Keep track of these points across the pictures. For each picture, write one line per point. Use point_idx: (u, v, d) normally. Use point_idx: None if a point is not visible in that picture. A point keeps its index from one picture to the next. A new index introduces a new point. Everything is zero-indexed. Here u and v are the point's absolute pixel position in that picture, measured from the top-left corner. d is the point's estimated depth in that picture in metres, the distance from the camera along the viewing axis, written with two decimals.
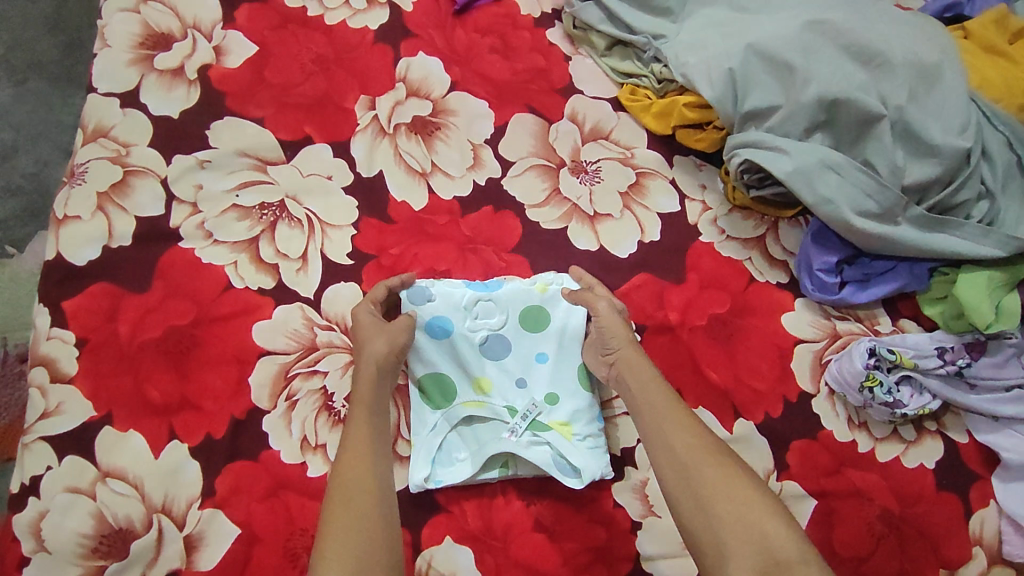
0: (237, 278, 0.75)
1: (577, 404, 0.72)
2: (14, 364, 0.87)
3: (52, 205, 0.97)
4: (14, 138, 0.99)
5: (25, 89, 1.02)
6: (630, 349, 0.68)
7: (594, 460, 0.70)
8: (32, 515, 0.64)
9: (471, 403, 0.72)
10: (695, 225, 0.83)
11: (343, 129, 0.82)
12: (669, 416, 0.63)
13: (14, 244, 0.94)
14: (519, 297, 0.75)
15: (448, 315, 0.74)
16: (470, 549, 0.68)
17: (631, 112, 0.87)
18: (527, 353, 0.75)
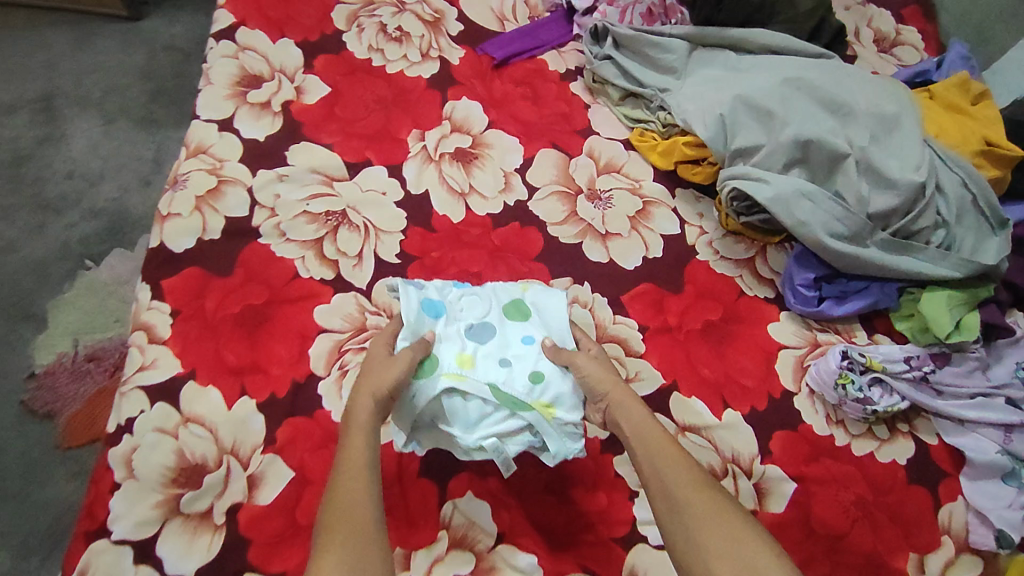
0: (304, 269, 0.90)
1: (562, 387, 0.76)
2: (82, 362, 1.22)
3: (123, 227, 1.39)
4: (101, 168, 1.44)
5: (114, 128, 1.48)
6: (620, 394, 0.75)
7: (566, 437, 0.75)
8: (125, 449, 0.77)
9: (451, 376, 0.75)
10: (693, 246, 0.97)
11: (397, 155, 0.99)
12: (663, 460, 0.69)
13: (92, 258, 1.35)
14: (504, 292, 0.84)
15: (440, 300, 0.81)
16: (488, 504, 0.78)
17: (639, 151, 1.02)
18: (509, 337, 0.79)
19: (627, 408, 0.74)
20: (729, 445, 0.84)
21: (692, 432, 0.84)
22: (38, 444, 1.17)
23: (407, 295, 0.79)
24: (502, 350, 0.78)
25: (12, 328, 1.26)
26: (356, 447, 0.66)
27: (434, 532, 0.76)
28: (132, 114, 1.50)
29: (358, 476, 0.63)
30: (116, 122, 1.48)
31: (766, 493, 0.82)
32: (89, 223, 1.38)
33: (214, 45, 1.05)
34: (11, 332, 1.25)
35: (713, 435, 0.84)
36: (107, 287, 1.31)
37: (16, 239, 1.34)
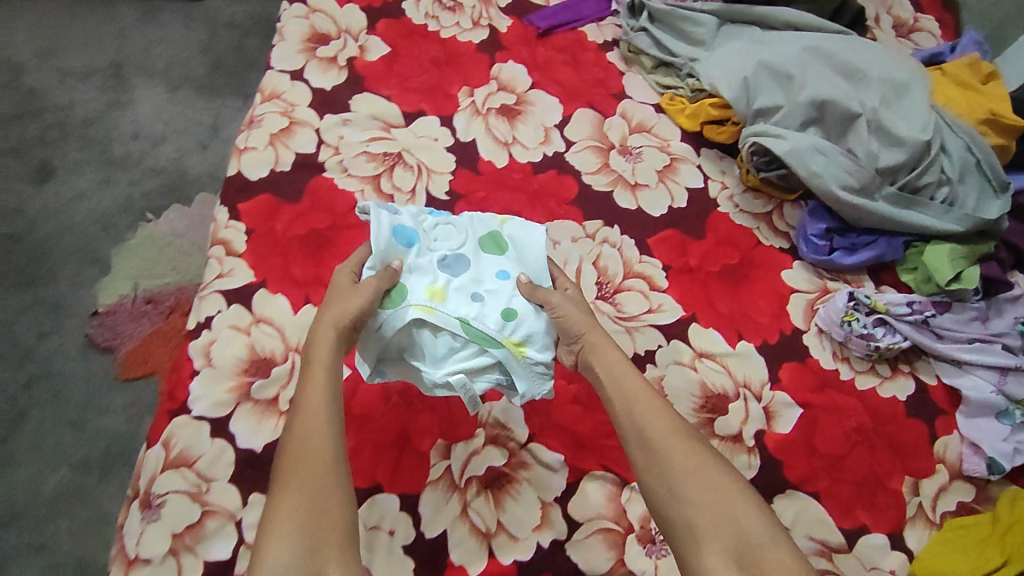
0: (363, 201, 1.00)
1: (532, 328, 0.82)
2: (140, 304, 1.32)
3: (181, 184, 1.50)
4: (164, 132, 1.55)
5: (178, 96, 1.59)
6: (594, 336, 0.82)
7: (532, 376, 0.82)
8: (204, 342, 0.88)
9: (421, 308, 0.80)
10: (715, 199, 1.05)
11: (449, 107, 1.09)
12: (648, 413, 0.76)
13: (152, 212, 1.45)
14: (480, 226, 0.88)
15: (413, 229, 0.85)
16: (520, 408, 0.89)
17: (668, 114, 1.11)
18: (483, 271, 0.85)
19: (608, 359, 0.81)
20: (741, 372, 0.93)
21: (707, 358, 0.93)
22: (99, 371, 1.28)
23: (379, 221, 0.82)
24: (475, 284, 0.84)
25: (81, 268, 1.37)
26: (317, 373, 0.72)
27: (472, 428, 0.87)
28: (194, 83, 1.62)
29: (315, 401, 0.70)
30: (178, 91, 1.60)
31: (774, 415, 0.91)
32: (152, 180, 1.49)
33: (288, 8, 1.17)
34: (79, 272, 1.37)
35: (725, 362, 0.93)
36: (167, 239, 1.40)
37: (85, 190, 1.46)
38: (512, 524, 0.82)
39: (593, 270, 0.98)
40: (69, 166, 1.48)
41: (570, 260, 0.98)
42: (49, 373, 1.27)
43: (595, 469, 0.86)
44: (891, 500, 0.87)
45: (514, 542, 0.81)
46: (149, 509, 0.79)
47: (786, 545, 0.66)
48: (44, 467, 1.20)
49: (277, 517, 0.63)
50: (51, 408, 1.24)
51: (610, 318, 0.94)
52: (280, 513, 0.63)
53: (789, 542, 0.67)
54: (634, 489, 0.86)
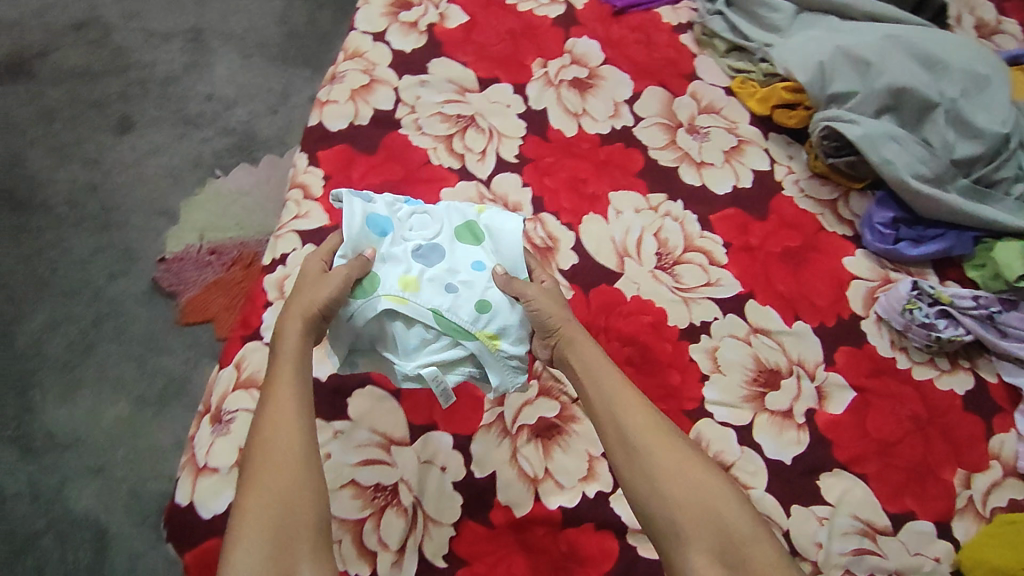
0: (436, 158, 1.04)
1: (505, 320, 0.82)
2: (204, 254, 1.38)
3: (249, 144, 1.54)
4: (236, 95, 1.60)
5: (252, 62, 1.65)
6: (569, 330, 0.81)
7: (504, 370, 0.83)
8: (279, 276, 0.93)
9: (394, 298, 0.80)
10: (780, 182, 1.05)
11: (523, 77, 1.12)
12: (625, 408, 0.74)
13: (222, 169, 1.51)
14: (456, 215, 0.88)
15: (388, 218, 0.86)
16: (575, 365, 0.91)
17: (739, 97, 1.11)
18: (458, 262, 0.85)
19: (583, 351, 0.80)
20: (796, 350, 0.93)
21: (763, 334, 0.94)
22: (161, 315, 1.35)
23: (351, 210, 0.83)
24: (449, 275, 0.84)
25: (150, 218, 1.44)
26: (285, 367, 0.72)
27: (526, 379, 0.90)
28: (268, 52, 1.67)
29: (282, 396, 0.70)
30: (252, 58, 1.65)
31: (826, 396, 0.91)
32: (222, 139, 1.54)
33: None
34: (149, 222, 1.43)
35: (781, 339, 0.94)
36: (232, 196, 1.46)
37: (159, 145, 1.52)
38: (560, 473, 0.85)
39: (654, 241, 1.00)
40: (146, 121, 1.54)
41: (633, 230, 1.00)
42: (116, 312, 1.34)
43: None
44: (942, 490, 0.87)
45: (561, 490, 0.84)
46: (219, 424, 0.84)
47: (768, 541, 0.66)
48: (106, 399, 1.27)
49: (245, 510, 0.63)
50: (115, 345, 1.31)
51: (669, 288, 0.96)
52: (248, 510, 0.63)
53: (772, 538, 0.67)
54: None
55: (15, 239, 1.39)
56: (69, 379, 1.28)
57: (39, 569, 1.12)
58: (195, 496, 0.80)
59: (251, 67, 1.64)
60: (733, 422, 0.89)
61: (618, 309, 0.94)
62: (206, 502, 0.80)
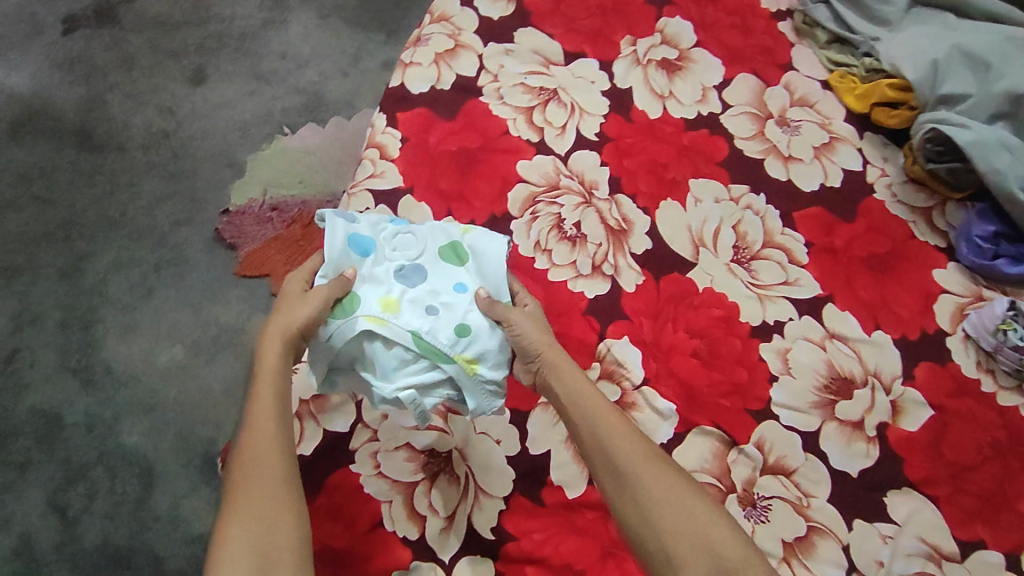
0: (515, 129, 1.02)
1: (485, 344, 0.77)
2: (267, 209, 1.41)
3: (317, 105, 1.55)
4: (309, 55, 1.60)
5: (327, 23, 1.64)
6: (552, 355, 0.77)
7: (483, 396, 0.77)
8: None
9: (372, 319, 0.75)
10: (872, 184, 1.00)
11: (609, 54, 1.09)
12: (612, 434, 0.71)
13: (289, 126, 1.52)
14: (439, 237, 0.82)
15: (370, 238, 0.81)
16: (639, 352, 0.88)
17: (835, 91, 1.06)
18: (442, 282, 0.79)
19: (566, 373, 0.76)
20: (873, 360, 0.89)
21: (839, 340, 0.90)
22: (220, 264, 1.37)
23: (332, 228, 0.79)
24: (431, 296, 0.78)
25: (218, 170, 1.46)
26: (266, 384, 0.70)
27: (589, 360, 0.88)
28: (344, 13, 1.66)
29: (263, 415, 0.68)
30: (328, 19, 1.64)
31: (900, 410, 0.87)
32: (293, 98, 1.55)
33: None
34: (216, 173, 1.46)
35: (858, 347, 0.90)
36: (298, 153, 1.47)
37: (232, 99, 1.54)
38: None
39: (732, 234, 0.96)
40: (221, 75, 1.56)
41: (710, 220, 0.97)
42: (178, 258, 1.37)
43: (704, 424, 0.85)
44: (1018, 522, 0.82)
45: None
46: None
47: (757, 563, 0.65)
48: (162, 341, 1.30)
49: (229, 531, 0.62)
50: (175, 290, 1.35)
51: (744, 284, 0.93)
52: (231, 530, 0.62)
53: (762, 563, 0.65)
54: (742, 451, 0.84)
55: (89, 179, 1.43)
56: (130, 318, 1.32)
57: (91, 496, 1.18)
58: None
59: (326, 27, 1.63)
60: (799, 427, 0.85)
61: (689, 299, 0.92)
62: None
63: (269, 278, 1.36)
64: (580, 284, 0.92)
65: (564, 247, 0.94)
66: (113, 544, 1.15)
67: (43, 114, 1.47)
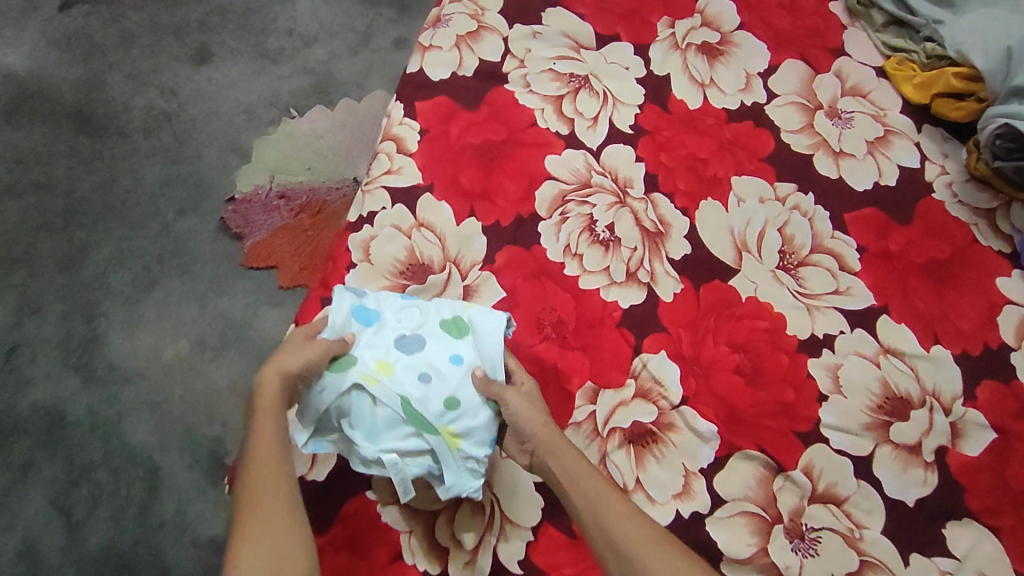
0: (542, 120, 0.94)
1: (472, 420, 0.72)
2: (274, 198, 1.33)
3: (327, 86, 1.46)
4: (317, 33, 1.51)
5: None
6: (548, 435, 0.72)
7: (463, 470, 0.72)
8: (364, 237, 0.86)
9: (364, 381, 0.71)
10: (930, 183, 0.92)
11: (645, 37, 1.00)
12: (615, 519, 0.66)
13: (297, 109, 1.43)
14: (445, 309, 0.77)
15: (378, 305, 0.76)
16: (678, 368, 0.82)
17: (892, 79, 0.98)
18: (439, 352, 0.74)
19: (564, 453, 0.71)
20: (931, 378, 0.82)
21: (895, 355, 0.83)
22: (225, 256, 1.31)
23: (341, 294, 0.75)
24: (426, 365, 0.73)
25: (222, 156, 1.38)
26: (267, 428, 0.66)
27: (623, 377, 0.81)
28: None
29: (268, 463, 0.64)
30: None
31: (960, 434, 0.80)
32: (301, 78, 1.46)
33: None
34: (220, 159, 1.38)
35: (915, 364, 0.83)
36: (306, 137, 1.39)
37: (237, 80, 1.45)
38: (653, 487, 0.77)
39: (778, 238, 0.89)
40: (224, 54, 1.47)
41: (754, 222, 0.89)
42: (182, 249, 1.31)
43: (748, 448, 0.79)
44: None
45: (652, 505, 0.76)
46: None
47: None
48: (166, 337, 1.25)
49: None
50: (179, 283, 1.28)
51: (791, 293, 0.86)
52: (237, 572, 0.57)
53: None
54: (789, 478, 0.78)
55: (88, 165, 1.36)
56: (133, 313, 1.26)
57: (94, 500, 1.14)
58: None
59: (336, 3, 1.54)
60: (851, 452, 0.79)
61: (731, 309, 0.85)
62: None
63: (276, 270, 1.30)
64: (613, 292, 0.85)
65: (596, 251, 0.87)
66: (117, 550, 1.11)
67: (40, 97, 1.40)
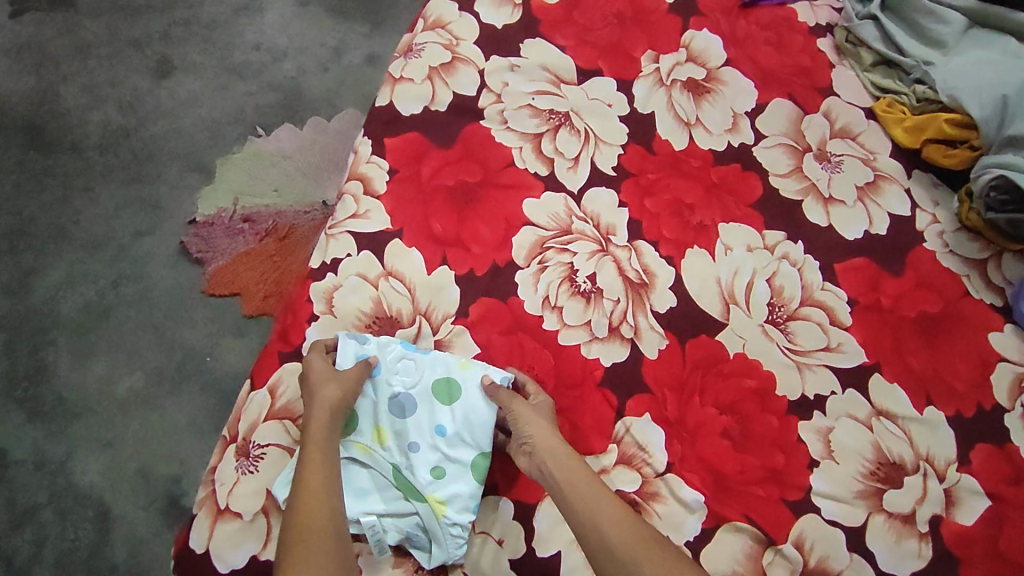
0: (520, 160, 0.88)
1: (459, 489, 0.72)
2: (237, 222, 1.25)
3: (295, 104, 1.38)
4: (286, 47, 1.43)
5: (306, 11, 1.46)
6: (550, 441, 0.71)
7: (447, 542, 0.71)
8: (327, 286, 0.80)
9: (361, 447, 0.74)
10: (921, 232, 0.89)
11: (629, 72, 0.95)
12: (610, 521, 0.65)
13: (263, 127, 1.35)
14: (439, 367, 0.76)
15: (375, 361, 0.77)
16: (663, 432, 0.77)
17: (881, 122, 0.95)
18: (432, 419, 0.75)
19: (564, 457, 0.70)
20: (925, 443, 0.78)
21: (887, 418, 0.79)
22: (183, 283, 1.22)
23: (345, 348, 0.76)
24: (419, 431, 0.74)
25: (182, 175, 1.30)
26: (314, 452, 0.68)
27: (605, 443, 0.76)
28: (325, 2, 1.48)
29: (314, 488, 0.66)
30: (308, 7, 1.47)
31: (954, 501, 0.77)
32: (268, 95, 1.38)
33: None
34: (181, 178, 1.29)
35: (908, 427, 0.79)
36: (273, 158, 1.32)
37: (199, 95, 1.36)
38: None
39: (766, 289, 0.85)
40: (187, 67, 1.38)
41: (742, 272, 0.85)
42: (135, 276, 1.22)
43: (736, 519, 0.74)
44: None
45: None
46: (245, 459, 0.74)
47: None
48: (118, 370, 1.16)
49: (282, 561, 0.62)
50: (133, 312, 1.19)
51: (780, 349, 0.81)
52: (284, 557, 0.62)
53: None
54: (779, 552, 0.73)
55: (38, 183, 1.27)
56: (84, 342, 1.17)
57: (38, 544, 1.05)
58: (213, 545, 0.71)
59: (308, 15, 1.46)
60: (843, 522, 0.75)
61: (718, 368, 0.80)
62: (223, 553, 0.71)
63: (240, 298, 1.21)
64: (594, 349, 0.80)
65: (577, 303, 0.82)
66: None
67: None
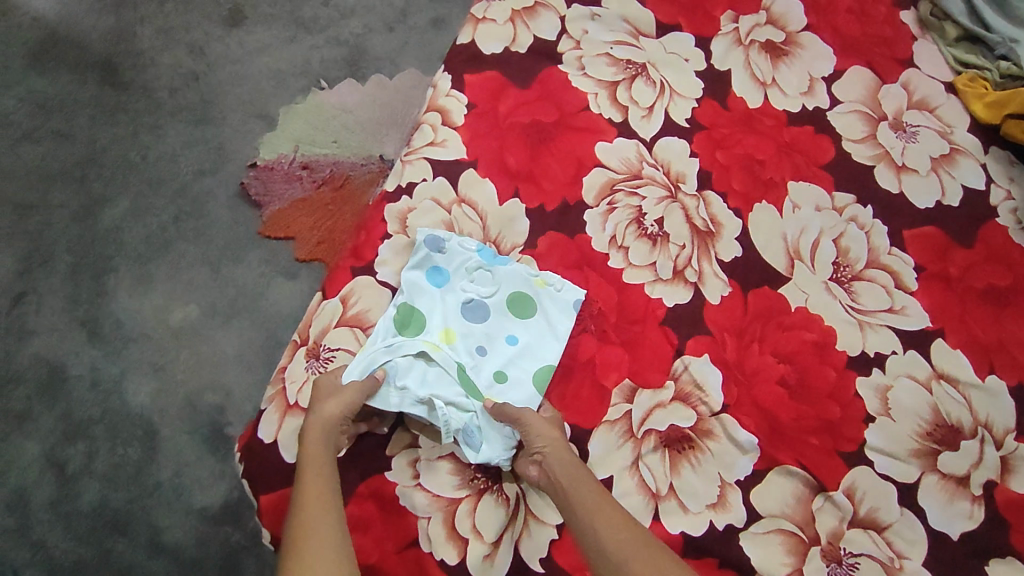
0: (595, 105, 0.90)
1: (519, 395, 0.76)
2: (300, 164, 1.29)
3: (359, 60, 1.41)
4: (354, 5, 1.45)
5: None
6: (558, 448, 0.71)
7: (498, 440, 0.74)
8: (401, 208, 0.82)
9: (429, 344, 0.75)
10: (995, 207, 0.88)
11: (708, 30, 0.96)
12: (609, 527, 0.66)
13: (327, 81, 1.38)
14: (517, 280, 0.80)
15: (448, 270, 0.80)
16: (720, 373, 0.78)
17: (961, 96, 0.94)
18: (501, 327, 0.78)
19: (571, 465, 0.70)
20: (985, 410, 0.78)
21: (949, 383, 0.79)
22: (243, 221, 1.26)
23: (418, 249, 0.79)
24: (486, 337, 0.78)
25: (247, 120, 1.33)
26: (312, 467, 0.67)
27: (663, 378, 0.77)
28: None
29: (314, 494, 0.66)
30: None
31: (1010, 469, 0.76)
32: (333, 49, 1.41)
33: None
34: (244, 123, 1.33)
35: (968, 393, 0.79)
36: (334, 111, 1.35)
37: (267, 45, 1.40)
38: (685, 493, 0.73)
39: (832, 248, 0.85)
40: (257, 18, 1.42)
41: (809, 230, 0.86)
42: (196, 210, 1.26)
43: (788, 463, 0.75)
44: None
45: (685, 512, 0.73)
46: (316, 360, 0.77)
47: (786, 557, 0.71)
48: (175, 299, 1.20)
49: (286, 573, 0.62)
50: (192, 246, 1.24)
51: (842, 306, 0.82)
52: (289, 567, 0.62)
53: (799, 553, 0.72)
54: (829, 499, 0.74)
55: (109, 117, 1.31)
56: (144, 270, 1.21)
57: (89, 456, 1.10)
58: (280, 437, 0.74)
59: None
60: (896, 477, 0.75)
61: (779, 318, 0.81)
62: (290, 445, 0.74)
63: (294, 241, 1.25)
64: (658, 289, 0.81)
65: (644, 245, 0.83)
66: (111, 507, 1.07)
67: (66, 43, 1.35)
